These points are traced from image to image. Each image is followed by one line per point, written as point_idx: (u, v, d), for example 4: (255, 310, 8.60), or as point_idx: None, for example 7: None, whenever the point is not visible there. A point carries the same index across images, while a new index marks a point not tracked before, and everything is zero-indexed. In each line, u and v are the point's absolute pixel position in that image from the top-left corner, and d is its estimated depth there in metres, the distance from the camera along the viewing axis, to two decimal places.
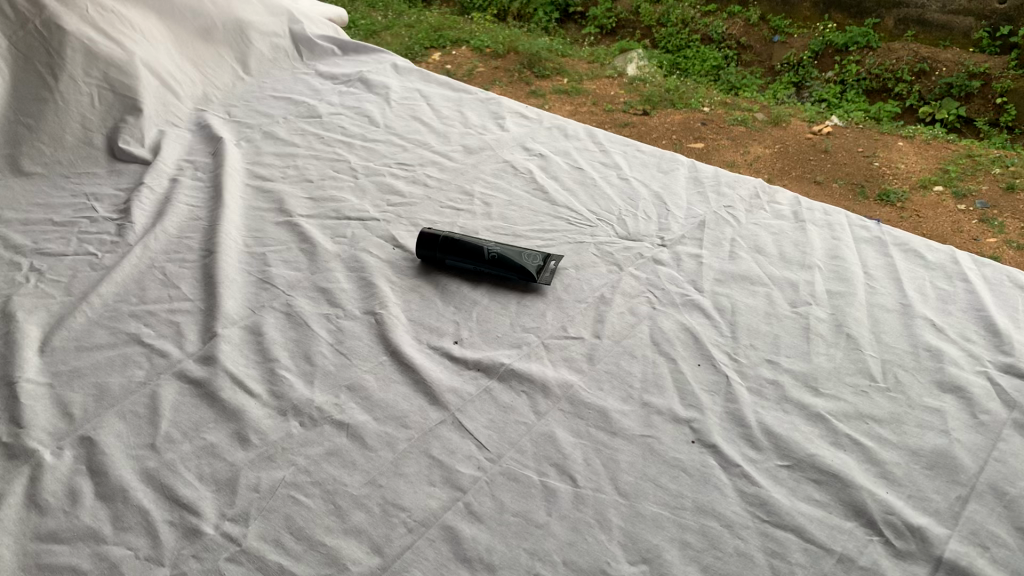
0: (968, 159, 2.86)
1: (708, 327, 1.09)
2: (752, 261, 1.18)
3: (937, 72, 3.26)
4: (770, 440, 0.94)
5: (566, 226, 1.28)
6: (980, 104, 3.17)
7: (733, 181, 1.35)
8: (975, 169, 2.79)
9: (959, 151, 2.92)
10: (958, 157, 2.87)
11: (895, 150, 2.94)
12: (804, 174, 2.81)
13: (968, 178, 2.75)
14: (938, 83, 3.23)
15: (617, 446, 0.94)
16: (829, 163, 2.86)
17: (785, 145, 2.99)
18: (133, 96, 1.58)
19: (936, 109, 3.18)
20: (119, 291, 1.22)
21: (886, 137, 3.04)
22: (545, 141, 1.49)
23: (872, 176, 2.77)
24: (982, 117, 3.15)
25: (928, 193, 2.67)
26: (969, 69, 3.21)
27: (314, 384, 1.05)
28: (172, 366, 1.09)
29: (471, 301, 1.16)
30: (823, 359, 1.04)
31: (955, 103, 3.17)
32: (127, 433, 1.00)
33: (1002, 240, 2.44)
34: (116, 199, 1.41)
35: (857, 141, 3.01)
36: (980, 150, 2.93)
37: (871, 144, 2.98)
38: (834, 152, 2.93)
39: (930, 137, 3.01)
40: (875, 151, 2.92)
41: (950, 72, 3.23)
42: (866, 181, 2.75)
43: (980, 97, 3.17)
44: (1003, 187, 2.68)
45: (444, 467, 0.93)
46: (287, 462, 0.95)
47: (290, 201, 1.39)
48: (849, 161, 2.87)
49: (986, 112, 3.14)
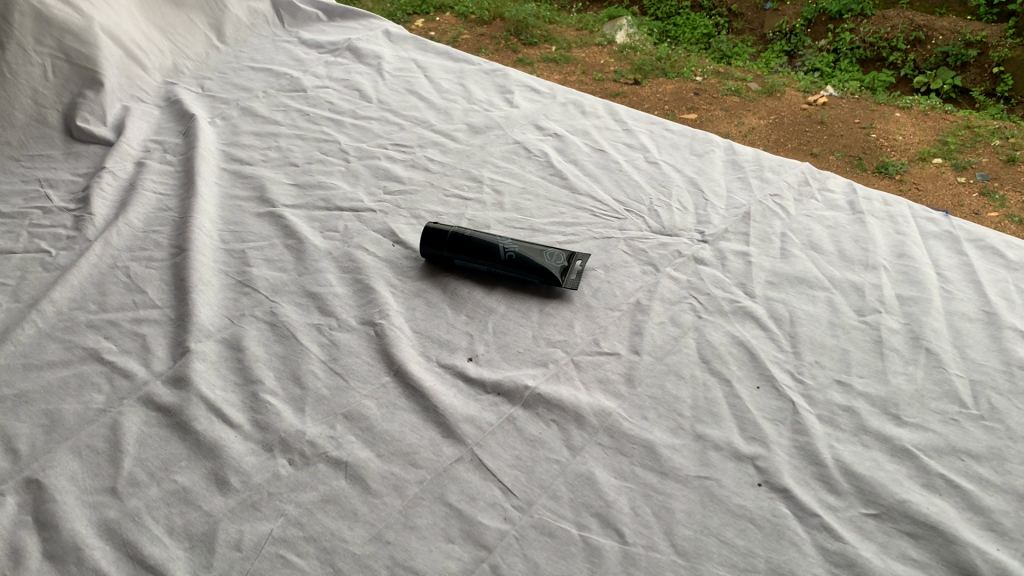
0: (968, 130, 2.68)
1: (764, 340, 0.94)
2: (808, 261, 1.03)
3: (933, 41, 2.97)
4: (851, 483, 0.79)
5: (589, 219, 1.12)
6: (976, 73, 2.88)
7: (778, 165, 1.19)
8: (975, 140, 2.63)
9: (958, 122, 2.74)
10: (958, 128, 2.70)
11: (893, 121, 2.76)
12: (800, 146, 2.66)
13: (967, 149, 2.59)
14: (934, 51, 2.95)
15: (670, 491, 0.79)
16: (826, 134, 2.70)
17: (780, 115, 2.82)
18: (92, 67, 1.38)
19: (930, 77, 2.94)
20: (76, 296, 1.05)
21: (884, 107, 2.86)
22: (559, 119, 1.33)
23: (870, 147, 2.62)
24: (978, 87, 2.87)
25: (927, 165, 2.52)
26: (966, 36, 2.90)
27: (306, 412, 0.89)
28: (137, 390, 0.93)
29: (486, 309, 1.00)
30: (902, 380, 0.89)
31: (949, 72, 2.92)
32: (83, 474, 0.84)
33: (1003, 215, 2.30)
34: (73, 186, 1.24)
35: (854, 112, 2.83)
36: (980, 121, 2.72)
37: (868, 114, 2.81)
38: (830, 123, 2.76)
39: (928, 107, 2.83)
40: (872, 122, 2.76)
41: (945, 40, 2.95)
42: (864, 153, 2.59)
43: (977, 66, 2.89)
44: (1004, 158, 2.52)
45: (464, 519, 0.78)
46: (275, 511, 0.80)
47: (273, 188, 1.21)
48: (846, 132, 2.71)
49: (981, 81, 2.86)
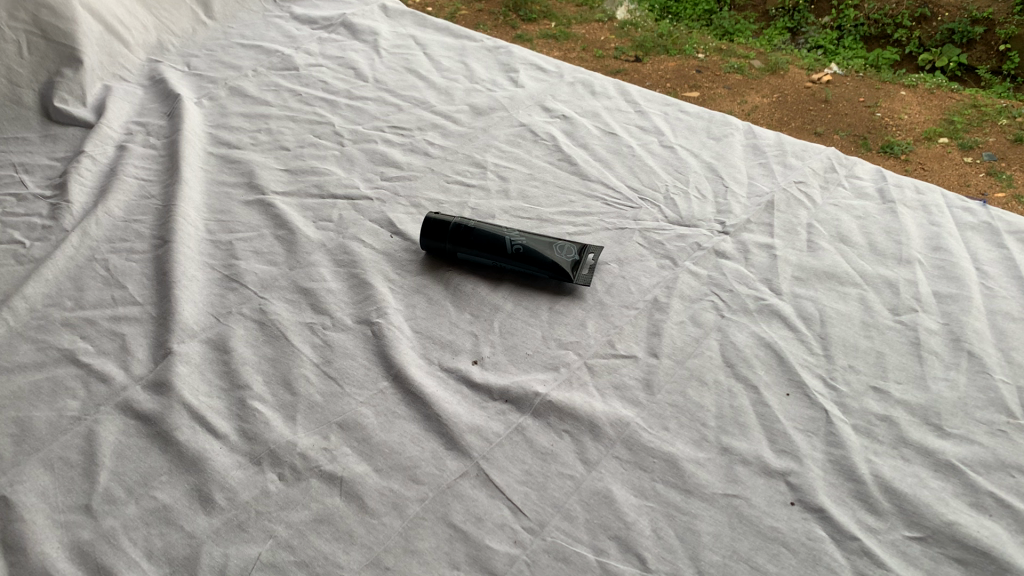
0: (975, 109, 2.52)
1: (793, 342, 0.87)
2: (837, 255, 0.96)
3: (939, 17, 2.75)
4: (892, 502, 0.73)
5: (601, 208, 1.04)
6: (982, 50, 2.69)
7: (802, 150, 1.11)
8: (983, 119, 2.46)
9: (965, 100, 2.57)
10: (964, 107, 2.54)
11: (898, 99, 2.60)
12: (803, 126, 2.52)
13: (974, 129, 2.43)
14: (939, 28, 2.74)
15: (694, 511, 0.72)
16: (830, 114, 2.55)
17: (783, 95, 2.68)
18: (70, 44, 1.30)
19: (936, 55, 2.73)
20: (51, 291, 0.98)
21: (889, 85, 2.68)
22: (567, 99, 1.25)
23: (875, 126, 2.47)
24: (984, 66, 2.69)
25: (932, 145, 2.38)
26: (972, 13, 2.69)
27: (298, 421, 0.82)
28: (115, 395, 0.86)
29: (491, 306, 0.93)
30: (943, 386, 0.82)
31: (955, 49, 2.72)
32: (54, 490, 0.77)
33: (1010, 195, 2.17)
34: (50, 171, 1.16)
35: (858, 90, 2.67)
36: (987, 100, 2.55)
37: (873, 93, 2.64)
38: (834, 102, 2.61)
39: (933, 86, 2.65)
40: (877, 101, 2.59)
41: (951, 16, 2.73)
42: (868, 134, 2.45)
43: (983, 44, 2.69)
44: (1012, 138, 2.36)
45: (470, 542, 0.71)
46: (263, 533, 0.73)
47: (262, 174, 1.14)
48: (851, 112, 2.55)
49: (987, 59, 2.68)
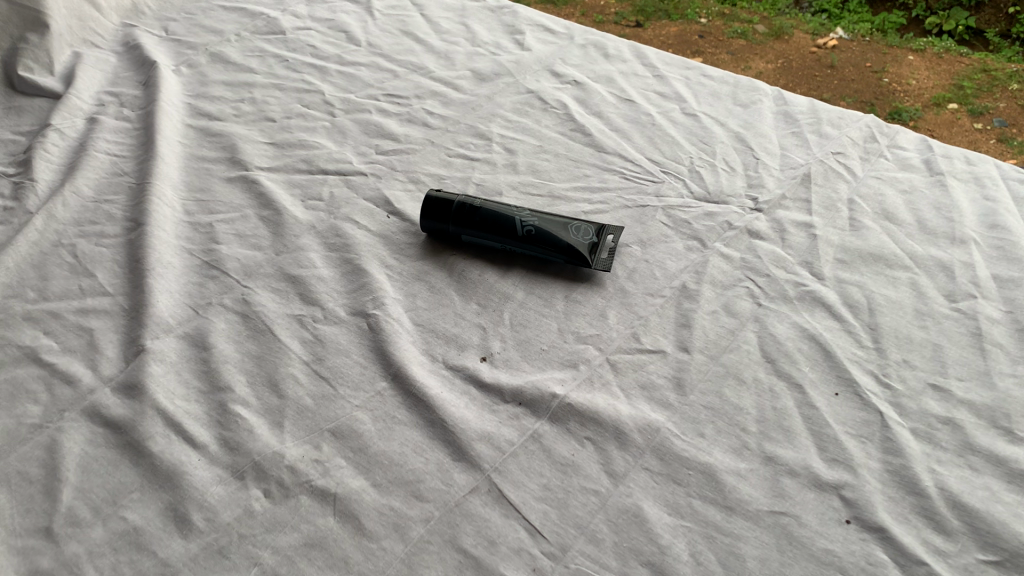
0: (986, 74, 2.29)
1: (839, 334, 0.78)
2: (883, 234, 0.87)
3: None
4: (963, 519, 0.64)
5: (620, 183, 0.95)
6: (990, 15, 2.55)
7: (838, 117, 1.01)
8: (994, 84, 2.24)
9: (976, 65, 2.35)
10: (972, 72, 2.30)
11: (906, 63, 2.37)
12: (808, 93, 2.28)
13: (985, 95, 2.21)
14: None
15: (737, 532, 0.64)
16: (836, 79, 2.32)
17: (788, 58, 2.43)
18: (34, 6, 1.17)
19: (943, 18, 2.56)
20: (12, 280, 0.88)
21: (896, 49, 2.45)
22: (579, 64, 1.14)
23: (883, 92, 2.25)
24: (994, 29, 2.53)
25: (942, 112, 2.16)
26: None
27: (286, 428, 0.73)
28: (80, 399, 0.76)
29: (500, 295, 0.83)
30: (1011, 384, 0.73)
31: (964, 12, 2.55)
32: (10, 510, 0.68)
33: None
34: (13, 147, 1.06)
35: (863, 53, 2.44)
36: (998, 63, 2.33)
37: (878, 57, 2.41)
38: (841, 66, 2.38)
39: (943, 49, 2.43)
40: (884, 65, 2.37)
41: None
42: (876, 101, 2.23)
43: (992, 8, 2.54)
44: None
45: (482, 570, 0.62)
46: (247, 560, 0.64)
47: (246, 148, 1.04)
48: (858, 77, 2.32)
49: (996, 22, 2.52)
